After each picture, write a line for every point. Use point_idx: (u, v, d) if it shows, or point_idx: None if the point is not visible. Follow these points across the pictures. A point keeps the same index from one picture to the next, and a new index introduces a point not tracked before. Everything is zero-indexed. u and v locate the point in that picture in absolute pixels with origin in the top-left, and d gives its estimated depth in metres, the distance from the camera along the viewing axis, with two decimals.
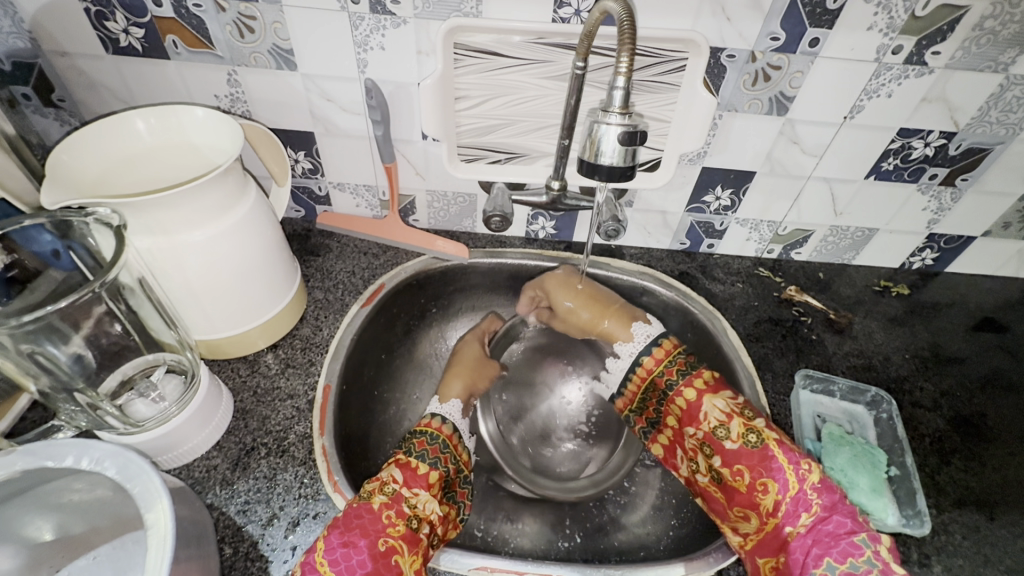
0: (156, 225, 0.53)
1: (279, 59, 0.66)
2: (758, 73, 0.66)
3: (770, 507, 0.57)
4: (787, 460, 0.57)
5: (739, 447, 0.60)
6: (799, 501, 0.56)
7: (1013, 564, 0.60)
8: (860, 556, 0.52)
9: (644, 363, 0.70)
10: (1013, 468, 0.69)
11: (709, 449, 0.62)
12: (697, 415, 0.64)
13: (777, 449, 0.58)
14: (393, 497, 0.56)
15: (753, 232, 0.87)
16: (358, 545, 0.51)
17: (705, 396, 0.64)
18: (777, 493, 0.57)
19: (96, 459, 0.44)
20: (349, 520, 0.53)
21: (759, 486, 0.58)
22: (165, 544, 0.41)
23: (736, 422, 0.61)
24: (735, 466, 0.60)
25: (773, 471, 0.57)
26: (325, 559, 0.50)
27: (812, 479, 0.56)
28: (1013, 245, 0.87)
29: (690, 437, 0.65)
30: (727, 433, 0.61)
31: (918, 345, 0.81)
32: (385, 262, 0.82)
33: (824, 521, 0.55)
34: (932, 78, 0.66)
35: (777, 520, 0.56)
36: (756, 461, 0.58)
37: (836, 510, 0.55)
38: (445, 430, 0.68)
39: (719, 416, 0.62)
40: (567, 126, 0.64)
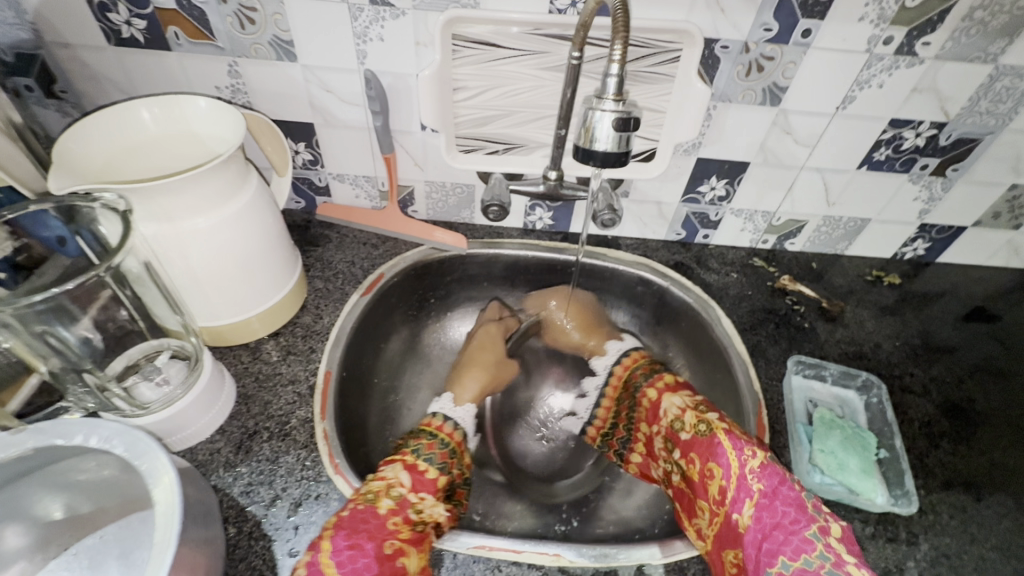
0: (160, 211, 0.54)
1: (279, 51, 0.67)
2: (752, 63, 0.67)
3: (718, 494, 0.56)
4: (732, 445, 0.57)
5: (692, 437, 0.61)
6: (742, 487, 0.55)
7: (999, 542, 0.62)
8: (812, 552, 0.49)
9: (616, 372, 0.80)
10: (1001, 452, 0.70)
11: (671, 444, 0.64)
12: (659, 412, 0.67)
13: (723, 436, 0.58)
14: (399, 502, 0.56)
15: (748, 222, 0.88)
16: (364, 548, 0.51)
17: (664, 394, 0.67)
18: (721, 479, 0.56)
19: (105, 437, 0.45)
20: (355, 522, 0.52)
21: (708, 472, 0.58)
22: (171, 519, 0.42)
23: (689, 414, 0.63)
24: (688, 455, 0.61)
25: (717, 456, 0.57)
26: (331, 561, 0.49)
27: (755, 465, 0.55)
28: (1003, 235, 0.88)
29: (657, 435, 0.67)
30: (682, 425, 0.63)
31: (909, 334, 0.82)
32: (384, 252, 0.83)
33: (767, 510, 0.53)
34: (923, 68, 0.67)
35: (726, 509, 0.55)
36: (702, 448, 0.59)
37: (777, 497, 0.53)
38: (455, 436, 0.69)
39: (676, 409, 0.65)
40: (563, 117, 0.65)
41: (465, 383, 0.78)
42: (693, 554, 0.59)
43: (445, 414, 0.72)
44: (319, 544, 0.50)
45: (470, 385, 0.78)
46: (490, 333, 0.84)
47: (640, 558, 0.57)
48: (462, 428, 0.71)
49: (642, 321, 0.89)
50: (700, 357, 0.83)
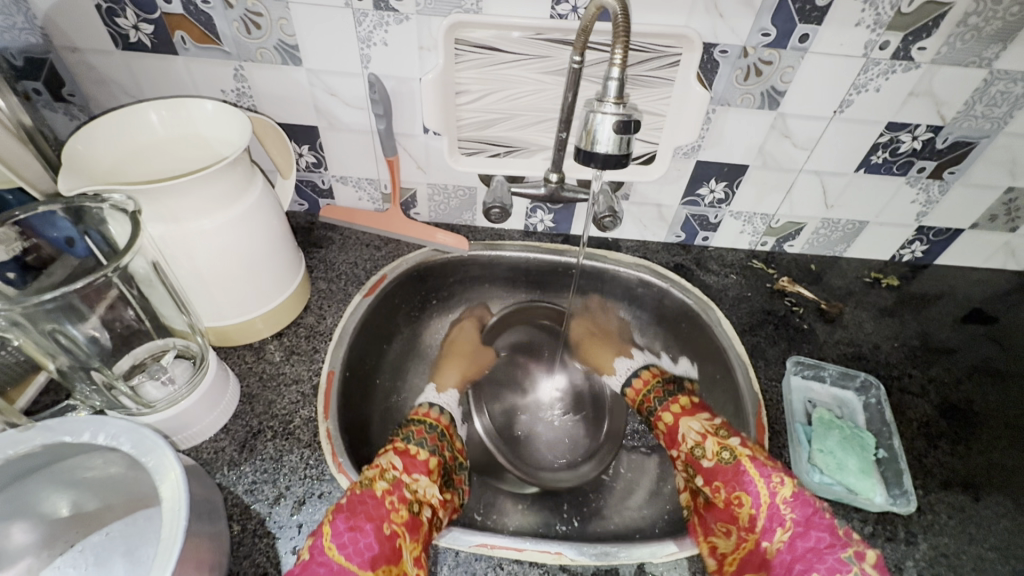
0: (167, 212, 0.55)
1: (284, 55, 0.68)
2: (750, 68, 0.68)
3: (748, 522, 0.59)
4: (759, 473, 0.60)
5: (715, 464, 0.64)
6: (774, 515, 0.57)
7: (997, 542, 0.62)
8: (846, 573, 0.51)
9: (634, 386, 0.85)
10: (999, 452, 0.71)
11: (693, 470, 0.67)
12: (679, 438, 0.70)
13: (749, 464, 0.61)
14: (393, 483, 0.58)
15: (747, 224, 0.89)
16: (364, 529, 0.52)
17: (681, 419, 0.72)
18: (751, 507, 0.59)
19: (112, 434, 0.46)
20: (353, 505, 0.53)
21: (734, 500, 0.60)
22: (178, 515, 0.42)
23: (710, 441, 0.66)
24: (713, 484, 0.63)
25: (745, 484, 0.60)
26: (333, 543, 0.50)
27: (785, 494, 0.58)
28: (1001, 237, 0.89)
29: (678, 461, 0.70)
30: (703, 453, 0.66)
31: (907, 335, 0.83)
32: (387, 253, 0.84)
33: (802, 537, 0.55)
34: (919, 72, 0.68)
35: (756, 537, 0.58)
36: (729, 476, 0.61)
37: (811, 525, 0.55)
38: (444, 422, 0.73)
39: (695, 436, 0.68)
40: (564, 120, 0.66)
41: (446, 372, 0.87)
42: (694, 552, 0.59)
43: (431, 401, 0.79)
44: (319, 529, 0.51)
45: (450, 375, 0.87)
46: (467, 329, 0.91)
47: (642, 556, 0.58)
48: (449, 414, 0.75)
49: (642, 321, 0.90)
50: (699, 358, 0.83)
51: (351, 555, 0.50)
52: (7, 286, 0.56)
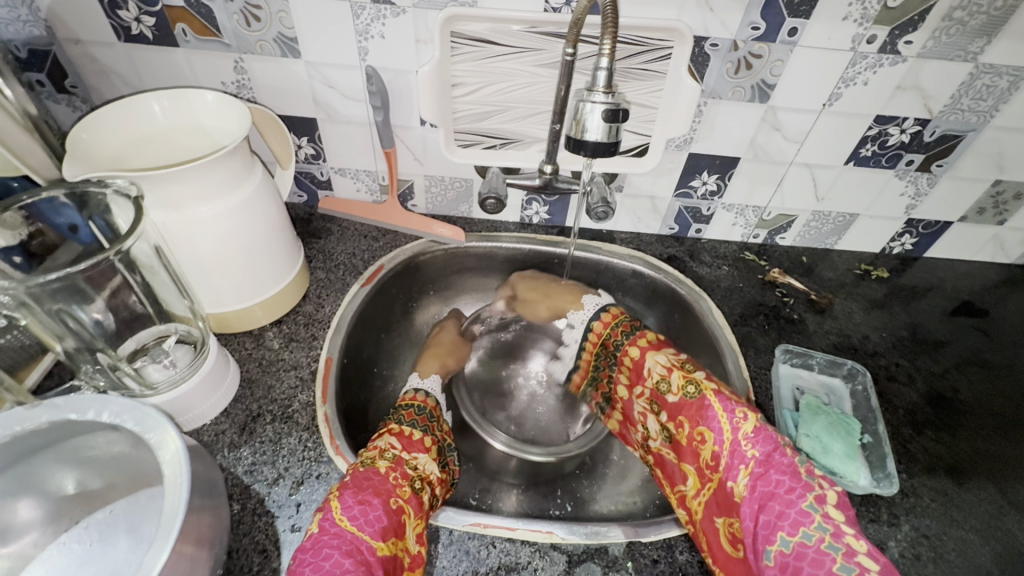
0: (169, 199, 0.56)
1: (284, 47, 0.69)
2: (740, 61, 0.70)
3: (712, 461, 0.59)
4: (723, 409, 0.59)
5: (681, 399, 0.63)
6: (737, 454, 0.57)
7: (978, 525, 0.64)
8: (810, 525, 0.50)
9: (594, 328, 0.76)
10: (983, 438, 0.72)
11: (658, 405, 0.66)
12: (643, 371, 0.68)
13: (713, 399, 0.60)
14: (395, 461, 0.59)
15: (739, 217, 0.90)
16: (372, 503, 0.53)
17: (647, 352, 0.68)
18: (714, 444, 0.59)
19: (116, 413, 0.47)
20: (359, 481, 0.55)
21: (699, 436, 0.61)
22: (179, 489, 0.44)
23: (676, 375, 0.64)
24: (677, 419, 0.63)
25: (708, 420, 0.60)
26: (343, 516, 0.52)
27: (748, 429, 0.57)
28: (989, 230, 0.90)
29: (640, 395, 0.69)
30: (667, 387, 0.64)
31: (896, 326, 0.85)
32: (384, 244, 0.86)
33: (761, 479, 0.55)
34: (905, 66, 0.69)
35: (719, 476, 0.58)
36: (693, 412, 0.61)
37: (772, 466, 0.55)
38: (429, 401, 0.71)
39: (660, 369, 0.66)
40: (557, 112, 0.67)
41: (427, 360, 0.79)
42: (683, 533, 0.60)
43: (416, 387, 0.73)
44: (328, 505, 0.53)
45: (432, 363, 0.79)
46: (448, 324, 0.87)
47: (631, 536, 0.59)
48: (427, 390, 0.73)
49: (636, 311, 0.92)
50: (691, 347, 0.85)
51: (363, 526, 0.51)
52: (14, 269, 0.57)
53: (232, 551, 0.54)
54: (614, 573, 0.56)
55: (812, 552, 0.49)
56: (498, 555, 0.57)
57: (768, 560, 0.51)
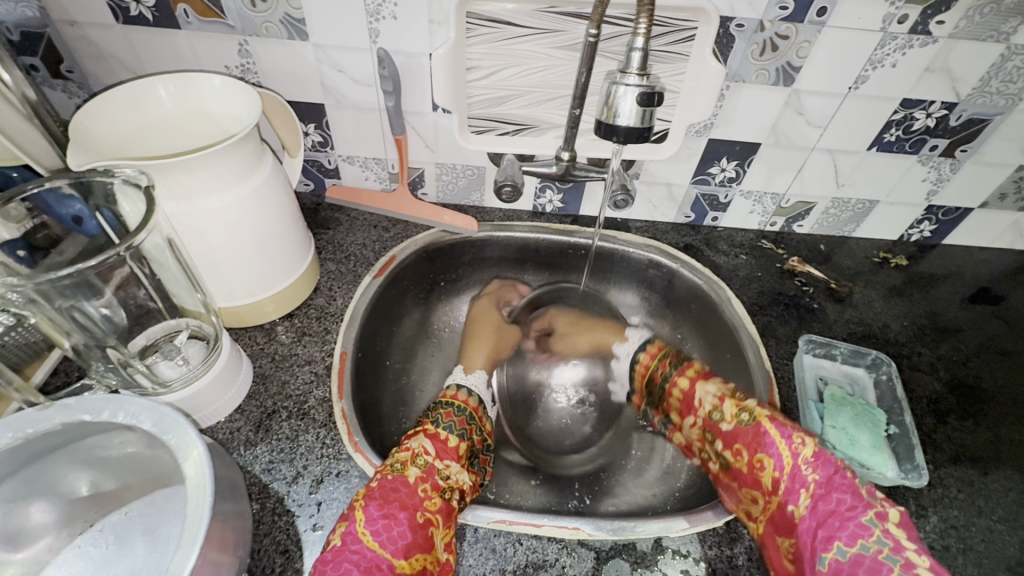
0: (180, 190, 0.54)
1: (291, 29, 0.67)
2: (767, 42, 0.67)
3: (770, 485, 0.57)
4: (779, 435, 0.58)
5: (735, 427, 0.62)
6: (797, 478, 0.56)
7: (1005, 514, 0.63)
8: (868, 537, 0.50)
9: (641, 360, 0.78)
10: (1006, 427, 0.71)
11: (711, 435, 0.65)
12: (694, 402, 0.67)
13: (769, 425, 0.59)
14: (427, 470, 0.57)
15: (756, 204, 0.88)
16: (397, 517, 0.52)
17: (697, 383, 0.67)
18: (773, 471, 0.57)
19: (132, 413, 0.45)
20: (386, 492, 0.53)
21: (756, 463, 0.59)
22: (203, 492, 0.42)
23: (728, 404, 0.63)
24: (734, 446, 0.61)
25: (767, 446, 0.58)
26: (366, 530, 0.50)
27: (807, 455, 0.56)
28: (1009, 216, 0.89)
29: (692, 426, 0.67)
30: (722, 416, 0.63)
31: (916, 314, 0.83)
32: (395, 235, 0.84)
33: (823, 499, 0.54)
34: (936, 47, 0.67)
35: (780, 499, 0.56)
36: (749, 438, 0.60)
37: (833, 487, 0.54)
38: (473, 403, 0.71)
39: (713, 398, 0.65)
40: (578, 96, 0.65)
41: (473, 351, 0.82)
42: (709, 527, 0.59)
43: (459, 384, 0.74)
44: (352, 515, 0.51)
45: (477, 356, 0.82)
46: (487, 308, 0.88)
47: (659, 531, 0.58)
48: (479, 396, 0.72)
49: (654, 304, 0.90)
50: (708, 336, 0.84)
51: (385, 543, 0.50)
52: (17, 264, 0.55)
53: (253, 552, 0.52)
54: (644, 569, 0.56)
55: (869, 561, 0.49)
56: (525, 553, 0.56)
57: (823, 567, 0.51)
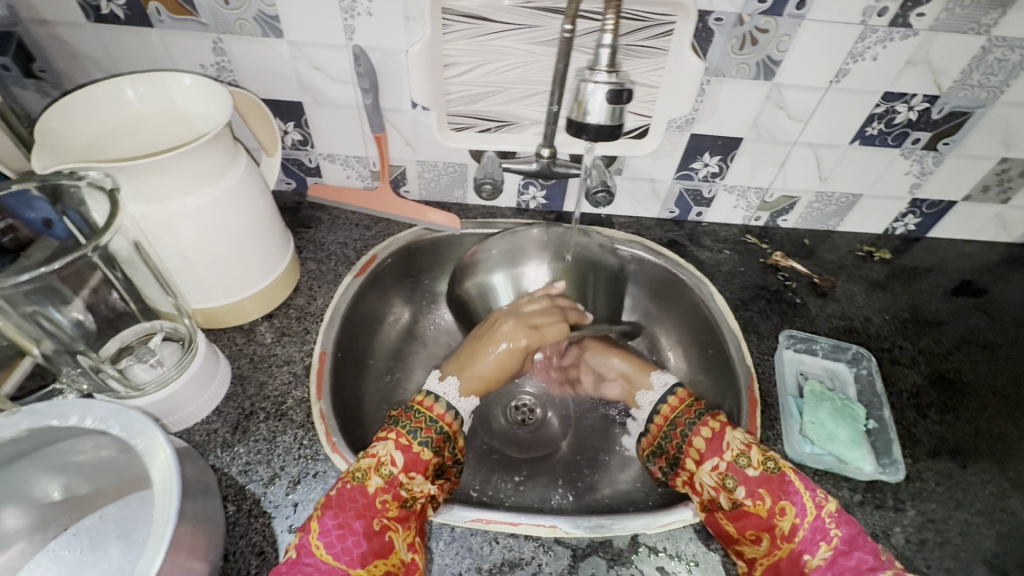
0: (149, 191, 0.53)
1: (265, 26, 0.66)
2: (746, 36, 0.67)
3: (787, 531, 0.54)
4: (805, 486, 0.56)
5: (760, 474, 0.56)
6: (819, 529, 0.54)
7: (983, 506, 0.64)
8: None
9: (661, 411, 0.67)
10: (986, 420, 0.72)
11: (731, 482, 0.57)
12: (719, 447, 0.59)
13: (794, 476, 0.57)
14: (389, 481, 0.55)
15: (740, 199, 0.88)
16: (352, 527, 0.51)
17: (726, 428, 0.60)
18: (794, 517, 0.55)
19: (100, 418, 0.45)
20: (343, 501, 0.53)
21: (777, 510, 0.55)
22: (170, 495, 0.42)
23: (756, 450, 0.58)
24: (755, 490, 0.56)
25: (792, 494, 0.55)
26: (320, 542, 0.50)
27: (830, 508, 0.55)
28: (993, 209, 0.89)
29: (709, 472, 0.59)
30: (749, 461, 0.57)
31: (898, 307, 0.83)
32: (377, 233, 0.83)
33: (844, 555, 0.52)
34: (917, 40, 0.67)
35: (793, 547, 0.54)
36: (773, 484, 0.56)
37: (856, 545, 0.52)
38: (454, 425, 0.62)
39: (741, 442, 0.58)
40: (556, 92, 0.64)
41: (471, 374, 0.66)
42: (687, 523, 0.59)
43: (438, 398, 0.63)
44: (308, 526, 0.52)
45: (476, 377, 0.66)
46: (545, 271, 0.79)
47: (636, 527, 0.58)
48: (462, 417, 0.63)
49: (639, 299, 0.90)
50: (692, 331, 0.83)
51: (339, 554, 0.50)
52: None
53: (229, 554, 0.52)
54: (619, 566, 0.56)
55: None
56: (501, 551, 0.56)
57: None
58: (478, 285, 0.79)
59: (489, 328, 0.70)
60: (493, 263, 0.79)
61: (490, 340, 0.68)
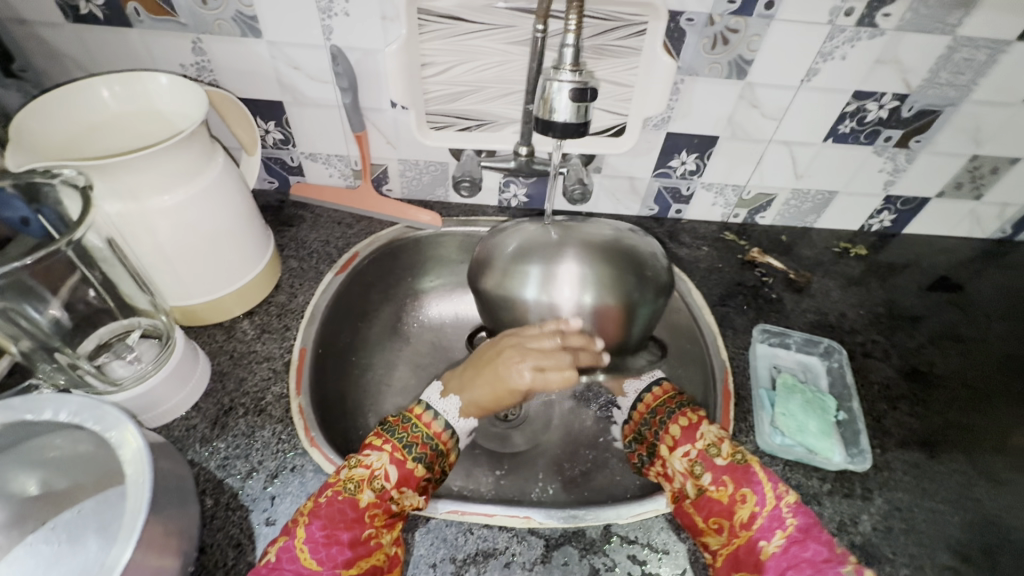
0: (124, 189, 0.54)
1: (243, 26, 0.66)
2: (717, 36, 0.68)
3: (746, 520, 0.54)
4: (768, 477, 0.56)
5: (727, 463, 0.58)
6: (775, 517, 0.54)
7: (949, 495, 0.65)
8: None
9: (645, 398, 0.69)
10: (955, 412, 0.73)
11: (698, 469, 0.58)
12: (691, 437, 0.61)
13: (760, 469, 0.57)
14: (381, 496, 0.55)
15: (718, 196, 0.89)
16: (341, 539, 0.51)
17: (701, 420, 0.62)
18: (754, 505, 0.55)
19: (73, 412, 0.46)
20: (332, 512, 0.52)
21: (739, 497, 0.55)
22: (142, 487, 0.43)
23: (727, 443, 0.59)
24: (719, 478, 0.57)
25: (754, 483, 0.56)
26: (307, 549, 0.50)
27: (790, 500, 0.55)
28: (967, 205, 0.90)
29: (680, 459, 0.60)
30: (718, 450, 0.59)
31: (873, 302, 0.85)
32: (359, 231, 0.84)
33: (799, 544, 0.52)
34: (884, 39, 0.68)
35: (751, 534, 0.54)
36: (738, 472, 0.57)
37: (811, 536, 0.52)
38: (447, 441, 0.61)
39: (715, 434, 0.60)
40: (530, 91, 0.65)
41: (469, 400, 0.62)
42: (657, 513, 0.60)
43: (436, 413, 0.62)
44: (295, 531, 0.51)
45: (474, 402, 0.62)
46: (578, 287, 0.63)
47: (609, 518, 0.59)
48: (458, 437, 0.62)
49: None
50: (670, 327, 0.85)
51: (323, 561, 0.50)
52: None
53: (206, 546, 0.53)
54: (592, 555, 0.57)
55: None
56: (475, 542, 0.57)
57: None
58: (497, 282, 0.61)
59: (496, 353, 0.61)
60: (518, 254, 0.61)
61: (492, 371, 0.61)
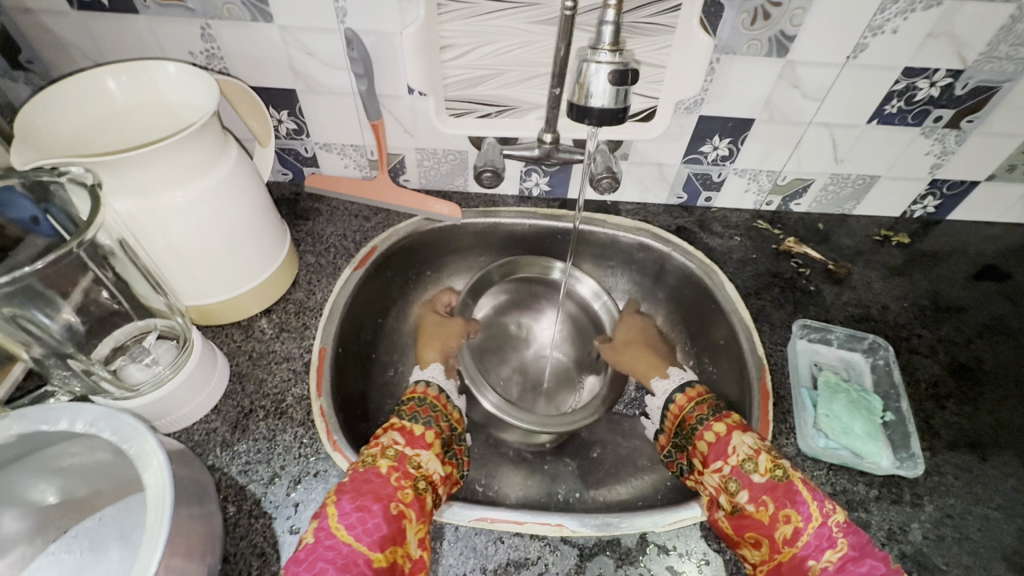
0: (134, 185, 0.51)
1: (253, 11, 0.63)
2: (758, 10, 0.63)
3: (791, 538, 0.52)
4: (812, 494, 0.53)
5: (766, 480, 0.54)
6: (824, 536, 0.51)
7: (1003, 501, 0.62)
8: None
9: (676, 403, 0.67)
10: (1008, 411, 0.69)
11: (733, 487, 0.55)
12: (724, 451, 0.58)
13: (803, 484, 0.54)
14: (397, 459, 0.55)
15: (751, 183, 0.85)
16: (372, 509, 0.49)
17: (733, 432, 0.59)
18: (800, 524, 0.52)
19: (90, 421, 0.44)
20: (358, 484, 0.51)
21: (782, 517, 0.53)
22: (163, 502, 0.41)
23: (764, 456, 0.56)
24: (757, 497, 0.54)
25: (798, 503, 0.52)
26: (341, 524, 0.48)
27: (839, 517, 0.52)
28: (1019, 189, 0.85)
29: (714, 475, 0.57)
30: (755, 466, 0.55)
31: (917, 294, 0.80)
32: (377, 224, 0.81)
33: (853, 562, 0.50)
34: (940, 11, 0.63)
35: (795, 552, 0.51)
36: (777, 491, 0.54)
37: (867, 554, 0.50)
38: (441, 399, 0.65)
39: (749, 447, 0.57)
40: (557, 74, 0.61)
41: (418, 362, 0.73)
42: (696, 520, 0.58)
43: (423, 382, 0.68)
44: (324, 511, 0.49)
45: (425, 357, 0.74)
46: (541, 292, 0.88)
47: (645, 526, 0.57)
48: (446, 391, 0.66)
49: (645, 286, 0.88)
50: (700, 322, 0.81)
51: (360, 536, 0.48)
52: None
53: (230, 555, 0.52)
54: (627, 565, 0.55)
55: None
56: (506, 551, 0.55)
57: None
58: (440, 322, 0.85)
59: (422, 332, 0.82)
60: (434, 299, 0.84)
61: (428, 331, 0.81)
